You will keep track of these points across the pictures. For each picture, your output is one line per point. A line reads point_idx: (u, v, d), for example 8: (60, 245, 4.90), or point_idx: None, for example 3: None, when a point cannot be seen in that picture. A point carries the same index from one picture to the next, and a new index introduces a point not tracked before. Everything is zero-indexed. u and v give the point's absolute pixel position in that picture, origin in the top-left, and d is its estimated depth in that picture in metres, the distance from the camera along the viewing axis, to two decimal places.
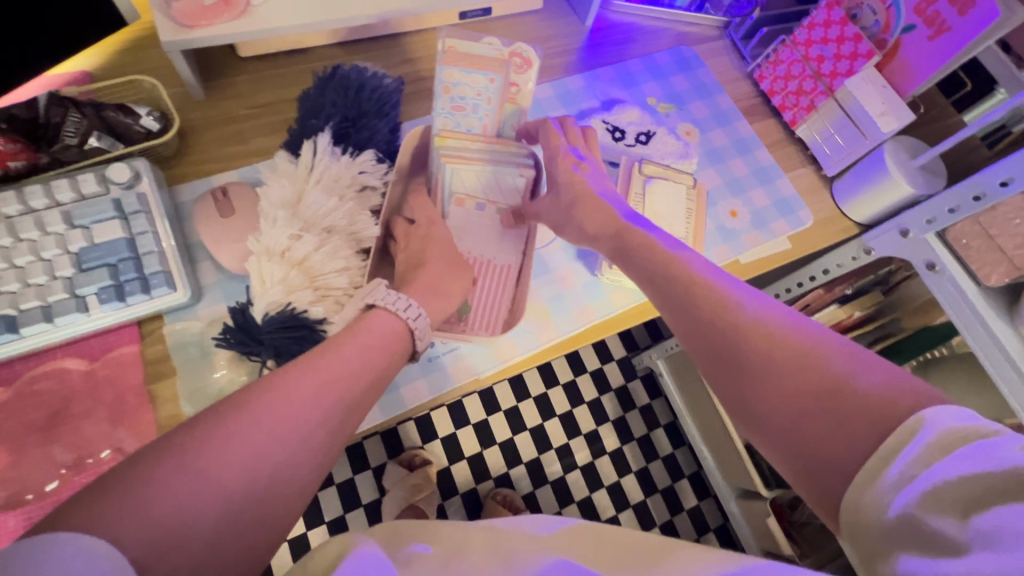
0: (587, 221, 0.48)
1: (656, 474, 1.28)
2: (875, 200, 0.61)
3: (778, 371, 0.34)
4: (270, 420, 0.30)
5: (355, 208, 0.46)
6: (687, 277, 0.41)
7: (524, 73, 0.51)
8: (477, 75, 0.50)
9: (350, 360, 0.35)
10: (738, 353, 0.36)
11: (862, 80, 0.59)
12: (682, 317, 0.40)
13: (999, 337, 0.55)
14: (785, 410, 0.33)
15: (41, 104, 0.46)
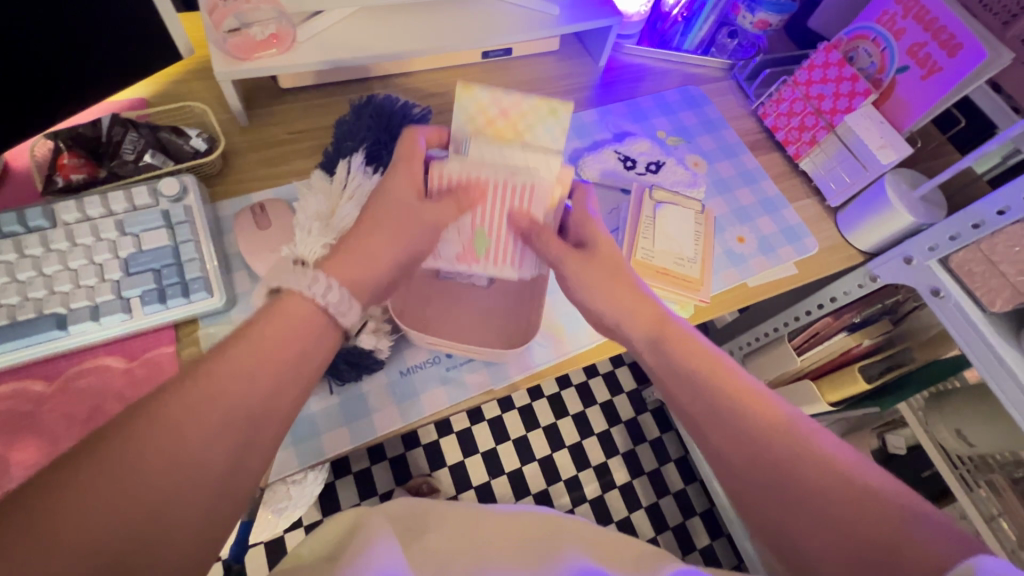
0: (630, 313, 0.46)
1: (667, 511, 1.25)
2: (878, 229, 0.63)
3: (806, 494, 0.37)
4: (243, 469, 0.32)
5: None
6: (726, 388, 0.42)
7: None
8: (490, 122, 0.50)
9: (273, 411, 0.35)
10: (763, 475, 0.39)
11: (860, 116, 0.63)
12: (739, 450, 0.40)
13: (1009, 363, 0.55)
14: (809, 539, 0.36)
15: (105, 125, 0.51)
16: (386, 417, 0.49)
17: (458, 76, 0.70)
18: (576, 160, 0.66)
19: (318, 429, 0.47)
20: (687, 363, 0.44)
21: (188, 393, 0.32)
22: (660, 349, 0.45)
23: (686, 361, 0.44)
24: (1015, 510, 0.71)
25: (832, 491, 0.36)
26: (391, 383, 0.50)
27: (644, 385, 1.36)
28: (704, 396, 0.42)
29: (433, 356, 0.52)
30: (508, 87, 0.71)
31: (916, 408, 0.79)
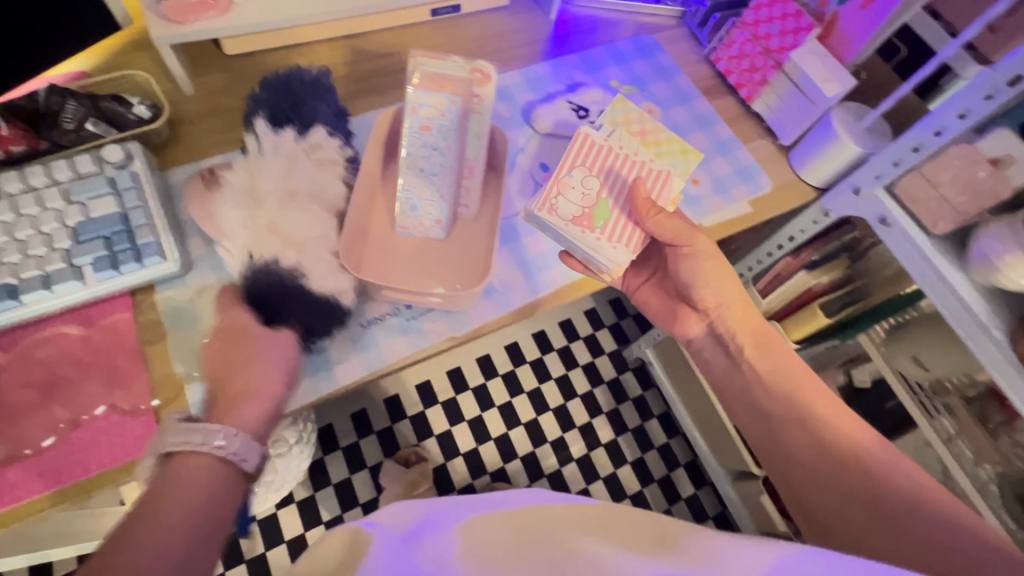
0: (737, 322, 0.59)
1: (652, 464, 1.29)
2: (827, 163, 0.64)
3: (835, 480, 0.50)
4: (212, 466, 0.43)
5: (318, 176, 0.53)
6: (810, 400, 0.54)
7: (485, 86, 0.54)
8: (444, 94, 0.53)
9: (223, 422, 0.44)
10: (815, 459, 0.52)
11: (805, 52, 0.64)
12: (788, 444, 0.53)
13: (952, 283, 0.58)
14: (844, 516, 0.48)
15: (42, 96, 0.50)
16: (349, 369, 0.50)
17: (407, 35, 0.69)
18: (530, 113, 0.66)
19: None
20: (788, 372, 0.56)
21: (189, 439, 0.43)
22: (762, 347, 0.58)
23: (804, 378, 0.56)
24: (969, 429, 0.74)
25: (854, 479, 0.49)
26: (351, 333, 0.51)
27: (624, 345, 1.38)
28: (800, 404, 0.54)
29: (394, 308, 0.53)
30: (460, 44, 0.70)
31: (877, 340, 0.80)
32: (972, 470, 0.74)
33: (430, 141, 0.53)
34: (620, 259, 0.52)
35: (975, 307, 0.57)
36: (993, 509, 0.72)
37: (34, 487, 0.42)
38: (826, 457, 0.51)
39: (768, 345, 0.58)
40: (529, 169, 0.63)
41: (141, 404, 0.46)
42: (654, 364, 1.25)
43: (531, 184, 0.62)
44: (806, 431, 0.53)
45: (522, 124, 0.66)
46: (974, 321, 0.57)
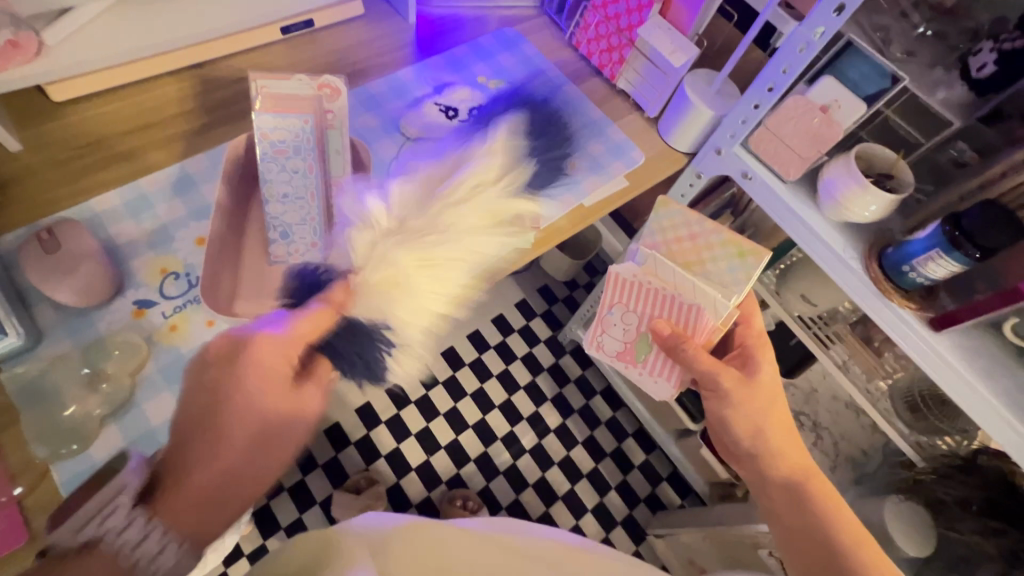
0: (761, 414, 0.55)
1: (603, 440, 1.32)
2: (688, 128, 0.68)
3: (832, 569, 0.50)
4: (232, 446, 0.41)
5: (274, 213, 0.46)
6: (819, 499, 0.54)
7: (336, 100, 0.54)
8: (291, 114, 0.50)
9: (252, 395, 0.42)
10: (817, 538, 0.52)
11: (650, 28, 0.67)
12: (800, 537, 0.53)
13: (808, 222, 0.63)
14: None
15: None
16: None
17: (261, 56, 0.67)
18: (399, 120, 0.65)
19: (163, 442, 0.45)
20: (797, 480, 0.55)
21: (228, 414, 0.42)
22: (783, 435, 0.56)
23: (798, 475, 0.55)
24: (858, 352, 0.80)
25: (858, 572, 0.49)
26: None
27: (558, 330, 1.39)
28: (807, 506, 0.53)
29: None
30: (318, 60, 0.69)
31: (768, 284, 0.84)
32: (867, 387, 0.80)
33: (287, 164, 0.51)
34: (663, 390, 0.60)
35: (829, 240, 0.62)
36: (888, 420, 0.79)
37: None
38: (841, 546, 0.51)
39: (790, 436, 0.56)
40: (405, 176, 0.62)
41: (1, 497, 0.42)
42: None
43: None
44: (811, 532, 0.53)
45: (393, 133, 0.65)
46: (830, 253, 0.62)
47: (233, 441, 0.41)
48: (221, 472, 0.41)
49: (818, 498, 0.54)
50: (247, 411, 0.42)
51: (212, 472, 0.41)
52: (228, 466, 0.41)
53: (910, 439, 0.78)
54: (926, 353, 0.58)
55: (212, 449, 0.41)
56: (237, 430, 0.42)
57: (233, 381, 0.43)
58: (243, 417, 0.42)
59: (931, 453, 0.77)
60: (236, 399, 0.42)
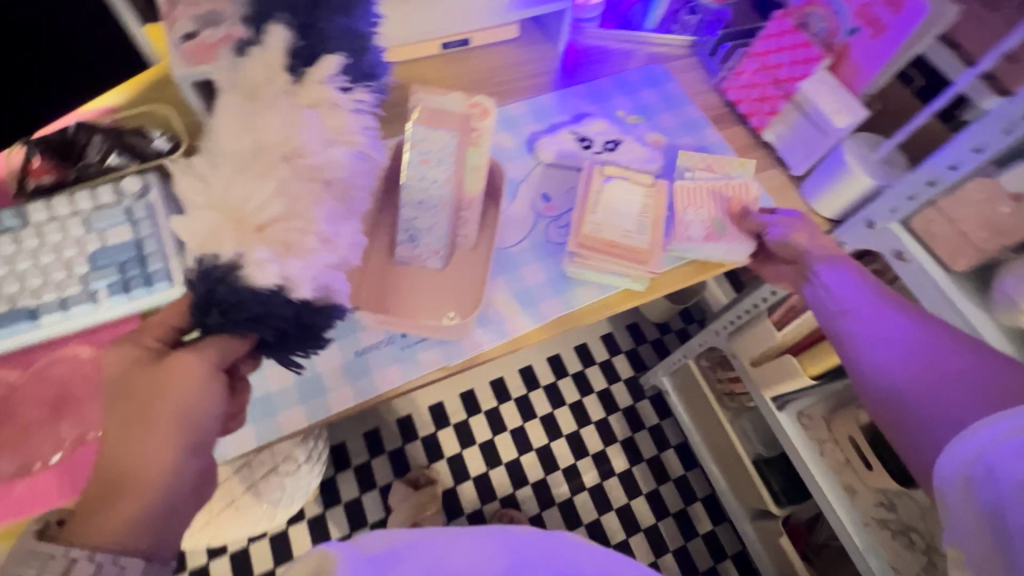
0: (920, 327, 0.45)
1: (668, 498, 1.24)
2: (841, 194, 0.62)
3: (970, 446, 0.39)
4: (121, 465, 0.36)
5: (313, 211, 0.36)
6: (951, 348, 0.44)
7: (484, 120, 0.56)
8: (443, 129, 0.54)
9: (159, 385, 0.37)
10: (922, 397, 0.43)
11: (815, 83, 0.62)
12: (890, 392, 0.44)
13: (974, 323, 0.55)
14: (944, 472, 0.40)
15: (72, 132, 0.55)
16: (342, 397, 0.51)
17: (419, 68, 0.72)
18: (534, 143, 0.67)
19: (275, 408, 0.49)
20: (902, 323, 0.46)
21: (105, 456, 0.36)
22: (940, 347, 0.44)
23: (929, 330, 0.45)
24: None
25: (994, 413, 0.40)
26: (345, 361, 0.52)
27: (641, 372, 1.34)
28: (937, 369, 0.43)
29: (389, 336, 0.54)
30: (470, 77, 0.72)
31: None
32: None
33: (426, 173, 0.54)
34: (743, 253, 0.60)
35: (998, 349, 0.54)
36: None
37: (38, 503, 0.45)
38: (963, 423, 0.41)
39: (922, 315, 0.46)
40: (531, 200, 0.63)
41: None
42: (670, 393, 1.21)
43: (531, 215, 0.62)
44: (893, 391, 0.44)
45: (526, 155, 0.66)
46: None
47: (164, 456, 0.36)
48: (134, 505, 0.35)
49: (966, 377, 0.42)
50: (130, 460, 0.36)
51: (130, 506, 0.35)
52: (142, 483, 0.36)
53: None
54: None
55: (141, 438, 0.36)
56: (150, 458, 0.36)
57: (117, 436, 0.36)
58: (143, 414, 0.36)
59: None
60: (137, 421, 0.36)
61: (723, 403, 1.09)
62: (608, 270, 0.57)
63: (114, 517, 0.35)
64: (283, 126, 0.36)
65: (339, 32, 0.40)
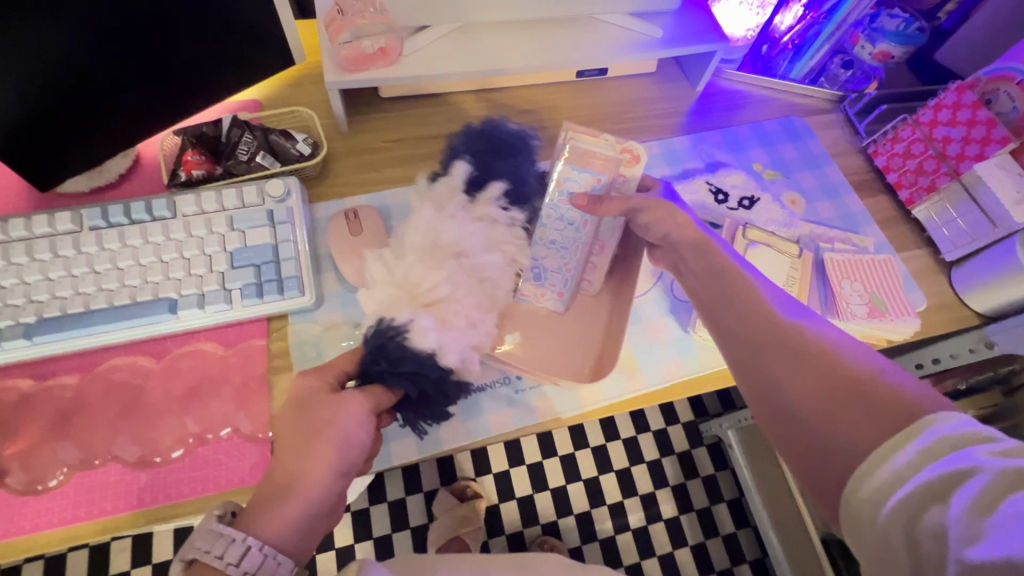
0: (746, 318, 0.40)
1: (714, 553, 1.19)
2: (1003, 289, 0.57)
3: (822, 408, 0.34)
4: (300, 475, 0.35)
5: (465, 293, 0.40)
6: (772, 327, 0.38)
7: (633, 168, 0.52)
8: (594, 173, 0.53)
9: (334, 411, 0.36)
10: (813, 382, 0.35)
11: (992, 165, 0.56)
12: (776, 408, 0.36)
13: None
14: (841, 438, 0.33)
15: (226, 128, 0.56)
16: (453, 432, 0.50)
17: (551, 93, 0.70)
18: None
19: (386, 433, 0.49)
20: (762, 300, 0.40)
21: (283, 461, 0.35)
22: (723, 311, 0.41)
23: (758, 318, 0.39)
24: None
25: (847, 386, 0.34)
26: (459, 396, 0.51)
27: (701, 418, 1.29)
28: (758, 347, 0.38)
29: (504, 376, 0.52)
30: (600, 108, 0.70)
31: None
32: None
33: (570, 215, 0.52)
34: (905, 328, 0.56)
35: None
36: None
37: (158, 496, 0.45)
38: (802, 406, 0.35)
39: (737, 282, 0.42)
40: None
41: (258, 432, 0.48)
42: (733, 446, 1.15)
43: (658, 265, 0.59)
44: (780, 408, 0.36)
45: None
46: None
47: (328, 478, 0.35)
48: (296, 514, 0.34)
49: (774, 350, 0.37)
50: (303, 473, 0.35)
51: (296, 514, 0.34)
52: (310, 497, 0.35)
53: None
54: None
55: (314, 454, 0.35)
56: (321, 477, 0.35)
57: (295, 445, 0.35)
58: (321, 436, 0.35)
59: None
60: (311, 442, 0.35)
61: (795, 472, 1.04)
62: None
63: (284, 518, 0.34)
64: (458, 231, 0.41)
65: (509, 168, 0.47)
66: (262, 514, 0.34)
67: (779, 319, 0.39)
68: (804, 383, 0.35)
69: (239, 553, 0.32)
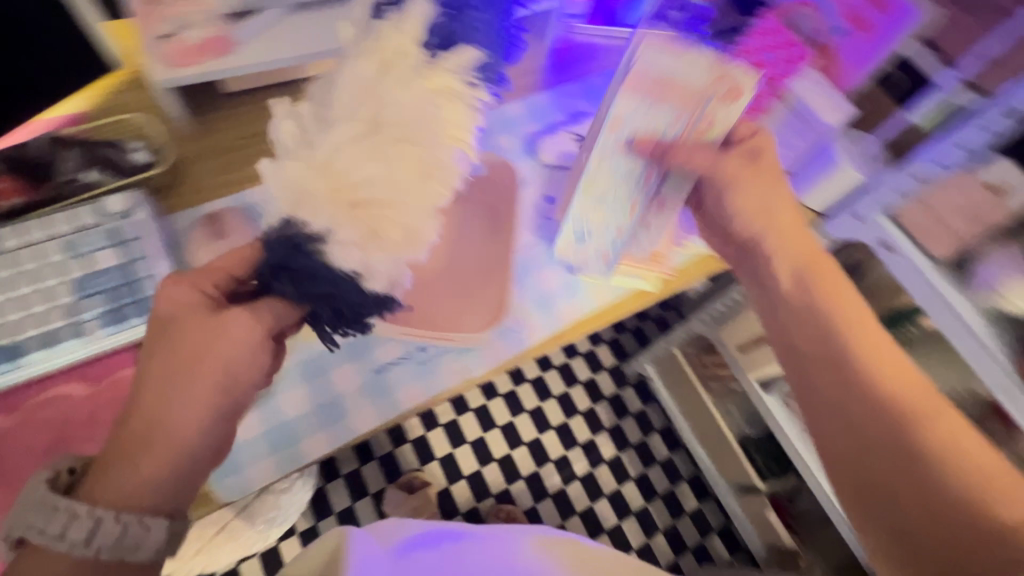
0: (836, 310, 0.49)
1: (655, 480, 1.28)
2: (828, 188, 0.66)
3: (886, 454, 0.46)
4: (173, 424, 0.35)
5: (389, 173, 0.34)
6: (868, 350, 0.48)
7: (728, 103, 0.45)
8: (666, 108, 0.45)
9: (210, 347, 0.36)
10: (871, 410, 0.47)
11: (803, 81, 0.63)
12: (824, 403, 0.48)
13: (956, 306, 0.58)
14: (857, 471, 0.47)
15: (42, 147, 0.51)
16: (364, 416, 0.49)
17: None
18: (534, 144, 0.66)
19: (297, 434, 0.47)
20: (856, 335, 0.48)
21: (159, 400, 0.36)
22: (828, 337, 0.49)
23: (850, 338, 0.48)
24: None
25: (899, 424, 0.46)
26: (363, 379, 0.50)
27: (624, 361, 1.37)
28: (845, 363, 0.48)
29: (406, 351, 0.52)
30: None
31: None
32: None
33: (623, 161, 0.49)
34: None
35: (982, 333, 0.57)
36: None
37: None
38: (864, 412, 0.47)
39: (841, 304, 0.50)
40: (535, 202, 0.62)
41: None
42: (654, 378, 1.23)
43: (539, 217, 0.61)
44: (838, 418, 0.48)
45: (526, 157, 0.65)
46: (979, 344, 0.58)
47: (192, 421, 0.36)
48: (163, 465, 0.35)
49: (839, 383, 0.48)
50: (160, 415, 0.36)
51: (158, 466, 0.35)
52: (179, 443, 0.36)
53: None
54: None
55: (180, 404, 0.36)
56: (195, 428, 0.36)
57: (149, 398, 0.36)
58: (196, 366, 0.36)
59: None
60: (172, 389, 0.36)
61: (708, 388, 1.14)
62: (628, 273, 0.60)
63: (139, 484, 0.34)
64: (408, 104, 0.34)
65: None
66: (108, 478, 0.34)
67: (887, 365, 0.48)
68: (872, 417, 0.47)
69: (86, 530, 0.33)
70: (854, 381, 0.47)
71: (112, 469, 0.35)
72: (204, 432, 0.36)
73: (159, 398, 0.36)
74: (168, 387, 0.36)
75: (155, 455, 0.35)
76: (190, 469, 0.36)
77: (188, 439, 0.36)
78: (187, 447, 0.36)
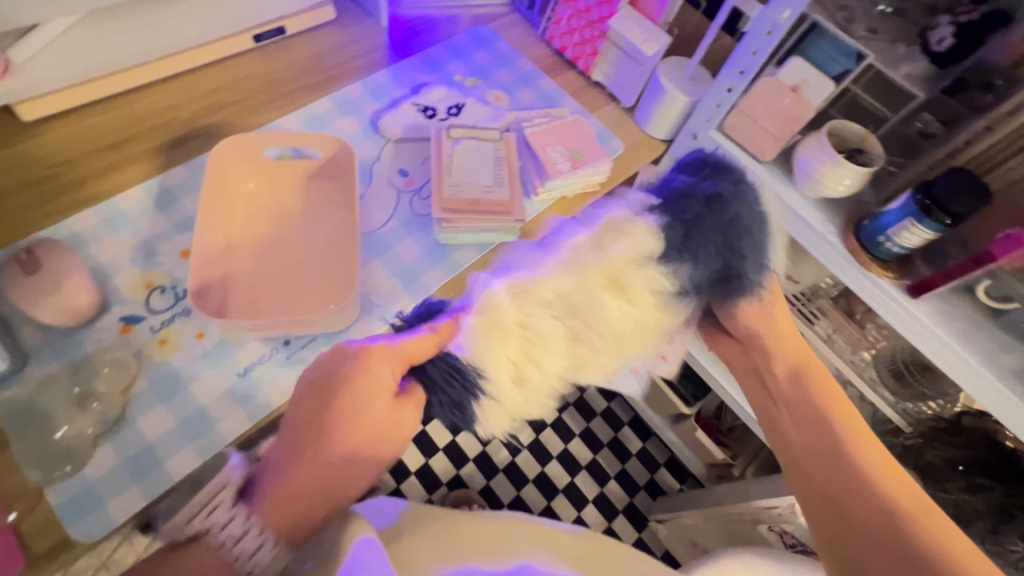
0: (830, 398, 0.48)
1: (600, 432, 1.31)
2: (665, 116, 0.68)
3: (885, 543, 0.42)
4: (335, 457, 0.37)
5: (535, 312, 0.37)
6: (859, 490, 0.44)
7: (773, 214, 0.56)
8: (769, 196, 0.56)
9: (368, 391, 0.37)
10: (875, 537, 0.43)
11: (622, 20, 0.69)
12: (817, 495, 0.46)
13: (787, 201, 0.64)
14: (857, 532, 0.43)
15: None
16: (232, 422, 0.47)
17: (234, 65, 0.66)
18: (377, 123, 0.65)
19: (159, 458, 0.45)
20: (847, 429, 0.46)
21: (337, 424, 0.37)
22: (799, 380, 0.49)
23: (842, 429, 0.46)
24: (843, 326, 0.80)
25: (903, 543, 0.42)
26: (228, 385, 0.48)
27: None
28: (828, 443, 0.46)
29: (271, 346, 0.51)
30: (292, 68, 0.68)
31: None
32: (855, 360, 0.79)
33: (678, 300, 0.48)
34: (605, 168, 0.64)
35: (811, 218, 0.63)
36: (873, 388, 0.78)
37: None
38: (880, 559, 0.42)
39: (852, 424, 0.47)
40: (387, 178, 0.62)
41: None
42: None
43: (393, 191, 0.61)
44: (822, 496, 0.45)
45: (372, 136, 0.65)
46: (811, 229, 0.64)
47: (349, 467, 0.38)
48: (315, 490, 0.37)
49: (830, 463, 0.46)
50: (332, 459, 0.37)
51: (307, 470, 0.37)
52: (327, 479, 0.37)
53: (899, 409, 0.77)
54: (909, 320, 0.59)
55: (337, 425, 0.37)
56: (340, 477, 0.38)
57: (311, 442, 0.37)
58: (352, 416, 0.37)
59: (915, 416, 0.76)
60: (335, 422, 0.37)
61: None
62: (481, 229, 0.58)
63: (279, 502, 0.37)
64: (609, 256, 0.37)
65: None
66: (254, 502, 0.36)
67: (884, 464, 0.45)
68: (878, 542, 0.42)
69: (229, 534, 0.36)
70: (847, 473, 0.45)
71: (270, 492, 0.37)
72: (352, 475, 0.38)
73: (326, 426, 0.37)
74: (344, 406, 0.37)
75: (303, 472, 0.37)
76: (324, 504, 0.38)
77: (358, 487, 0.39)
78: (338, 488, 0.38)
